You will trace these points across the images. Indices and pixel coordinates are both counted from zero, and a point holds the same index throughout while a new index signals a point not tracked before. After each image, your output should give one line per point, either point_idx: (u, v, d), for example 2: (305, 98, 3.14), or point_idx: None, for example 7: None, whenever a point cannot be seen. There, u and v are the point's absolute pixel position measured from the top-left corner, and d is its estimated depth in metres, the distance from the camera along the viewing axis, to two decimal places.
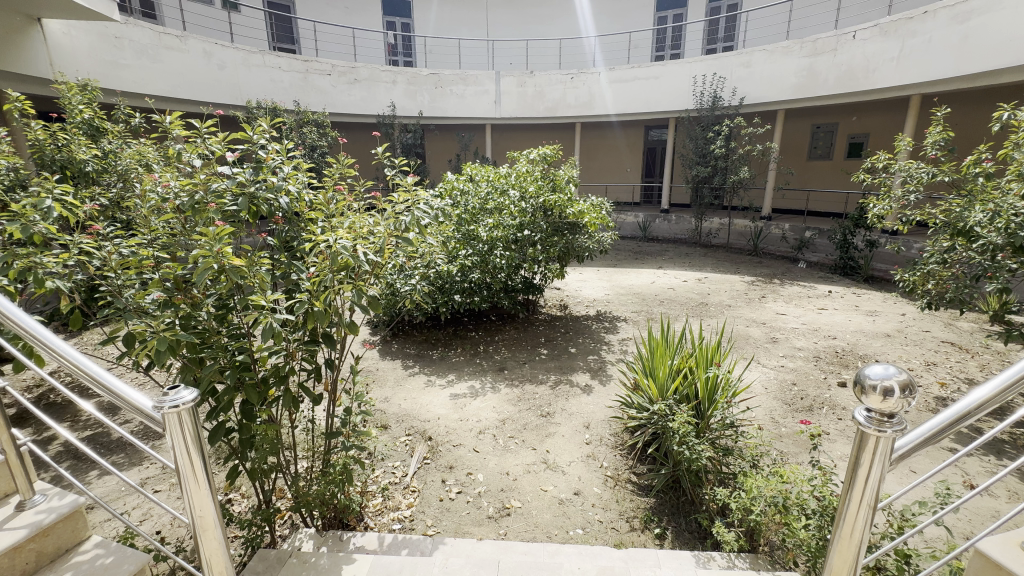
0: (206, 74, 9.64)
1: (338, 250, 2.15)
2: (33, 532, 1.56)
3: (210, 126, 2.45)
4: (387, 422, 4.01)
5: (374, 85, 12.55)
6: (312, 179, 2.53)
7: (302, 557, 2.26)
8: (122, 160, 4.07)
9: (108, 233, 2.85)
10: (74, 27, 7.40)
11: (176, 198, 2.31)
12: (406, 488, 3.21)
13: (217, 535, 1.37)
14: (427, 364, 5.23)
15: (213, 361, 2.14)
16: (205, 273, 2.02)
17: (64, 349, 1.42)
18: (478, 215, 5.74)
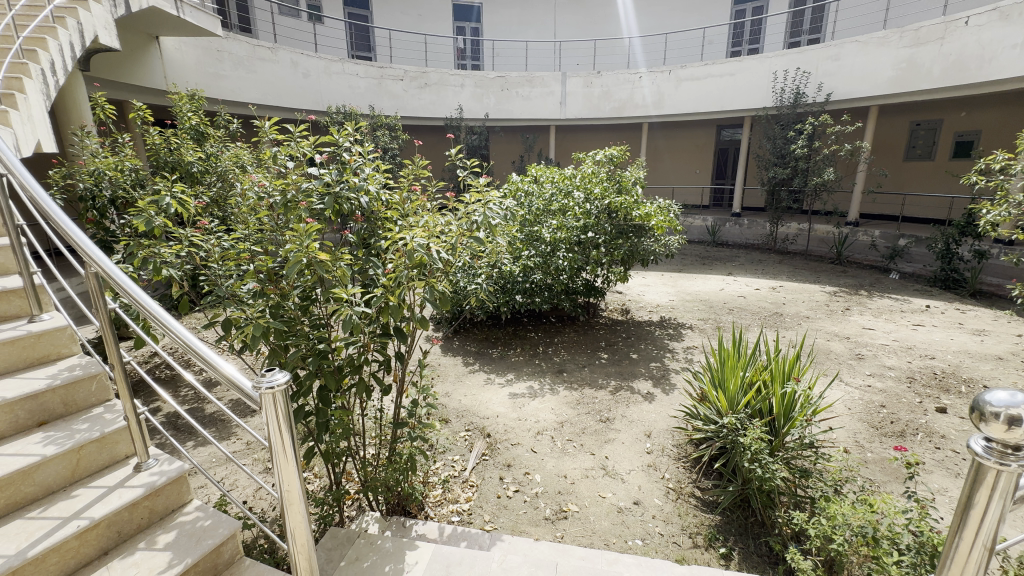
0: (293, 82, 10.41)
1: (414, 247, 2.25)
2: (147, 491, 1.76)
3: (302, 129, 2.64)
4: (447, 416, 4.12)
5: (443, 89, 12.93)
6: (390, 180, 2.66)
7: (369, 538, 2.38)
8: (222, 162, 4.48)
9: (212, 228, 3.17)
10: (185, 43, 8.27)
11: (270, 197, 2.51)
12: (466, 482, 3.28)
13: (300, 509, 1.47)
14: (487, 362, 5.32)
15: (296, 348, 2.30)
16: (295, 266, 2.19)
17: (176, 328, 1.58)
18: (542, 216, 5.77)
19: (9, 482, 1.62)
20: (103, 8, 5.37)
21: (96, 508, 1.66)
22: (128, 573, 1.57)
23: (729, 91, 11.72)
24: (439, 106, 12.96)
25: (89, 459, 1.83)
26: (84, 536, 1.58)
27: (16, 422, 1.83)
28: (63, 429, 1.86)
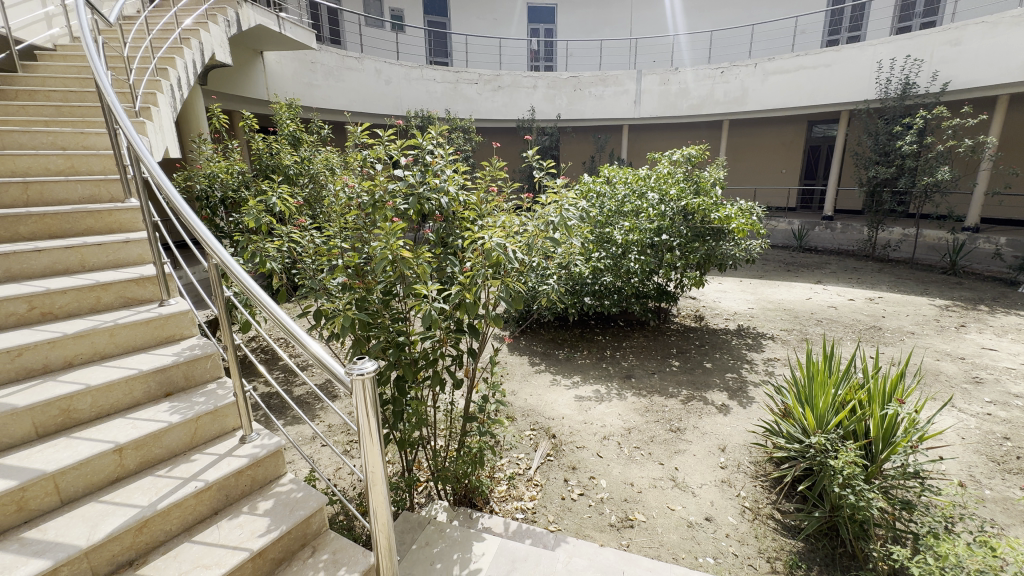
0: (376, 89, 11.04)
1: (491, 247, 2.30)
2: (251, 461, 1.96)
3: (390, 133, 2.80)
4: (513, 414, 4.18)
5: (515, 91, 13.08)
6: (469, 181, 2.75)
7: (439, 526, 2.48)
8: (315, 165, 4.86)
9: (307, 226, 3.45)
10: (284, 56, 9.08)
11: (359, 197, 2.69)
12: (530, 481, 3.31)
13: (382, 490, 1.55)
14: (553, 363, 5.32)
15: (378, 340, 2.44)
16: (381, 262, 2.34)
17: (277, 313, 1.75)
18: (613, 217, 5.67)
19: (143, 443, 1.87)
20: (219, 28, 6.03)
21: (209, 472, 1.88)
22: (234, 533, 1.76)
23: (823, 83, 10.80)
24: (512, 108, 13.13)
25: (205, 429, 2.07)
26: (200, 496, 1.80)
27: (149, 392, 2.11)
28: (185, 400, 2.13)
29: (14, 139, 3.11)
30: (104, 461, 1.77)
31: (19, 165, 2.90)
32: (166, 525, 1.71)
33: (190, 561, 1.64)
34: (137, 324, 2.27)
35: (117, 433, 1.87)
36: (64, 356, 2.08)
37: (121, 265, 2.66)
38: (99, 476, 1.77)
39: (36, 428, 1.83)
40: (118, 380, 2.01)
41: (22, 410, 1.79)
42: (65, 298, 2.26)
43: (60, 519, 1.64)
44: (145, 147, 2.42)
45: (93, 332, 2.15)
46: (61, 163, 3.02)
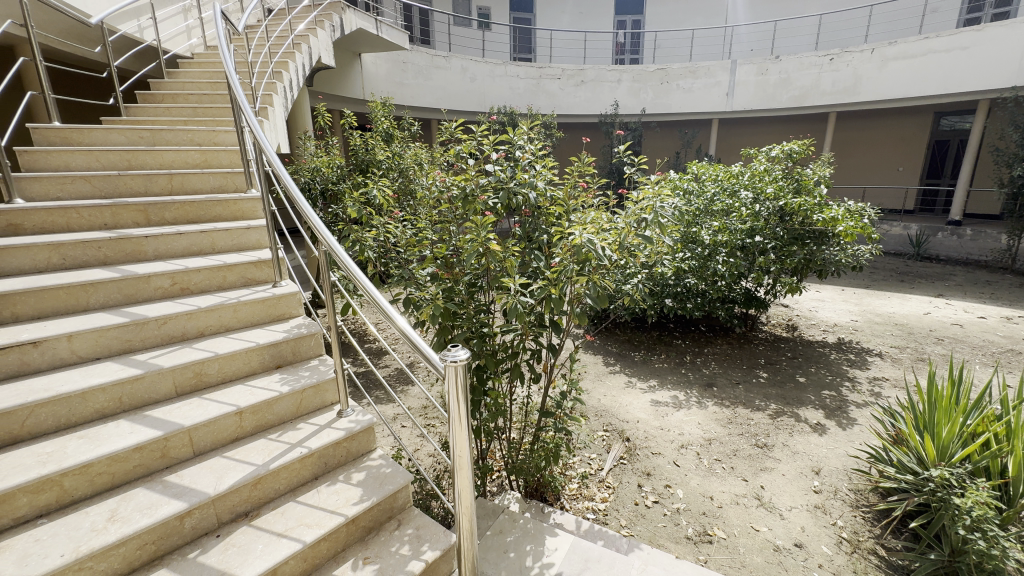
0: (461, 86, 11.37)
1: (582, 243, 2.28)
2: (347, 434, 2.12)
3: (482, 128, 2.87)
4: (586, 413, 4.13)
5: (599, 85, 12.82)
6: (557, 176, 2.74)
7: (512, 515, 2.52)
8: (405, 160, 5.11)
9: (399, 218, 3.64)
10: (379, 58, 9.67)
11: (450, 191, 2.78)
12: (602, 482, 3.25)
13: (467, 475, 1.60)
14: (628, 365, 5.19)
15: (463, 330, 2.51)
16: (472, 255, 2.40)
17: (379, 299, 1.86)
18: (701, 216, 5.39)
19: (259, 409, 2.10)
20: (326, 33, 6.52)
21: (311, 441, 2.05)
22: (332, 498, 1.92)
23: (957, 69, 9.49)
24: (594, 103, 12.90)
25: (309, 401, 2.27)
26: (303, 461, 1.98)
27: (263, 363, 2.35)
28: (293, 373, 2.35)
29: (162, 137, 3.58)
30: (228, 421, 2.01)
31: (165, 159, 3.35)
32: (276, 483, 1.90)
33: (295, 520, 1.81)
34: (255, 302, 2.54)
35: (238, 398, 2.11)
36: (197, 327, 2.38)
37: (243, 249, 2.98)
38: (223, 434, 2.01)
39: (175, 388, 2.11)
40: (240, 351, 2.26)
41: (166, 370, 2.07)
42: (198, 276, 2.58)
43: (193, 467, 1.88)
44: (268, 140, 2.67)
45: (220, 307, 2.43)
46: (197, 158, 3.44)
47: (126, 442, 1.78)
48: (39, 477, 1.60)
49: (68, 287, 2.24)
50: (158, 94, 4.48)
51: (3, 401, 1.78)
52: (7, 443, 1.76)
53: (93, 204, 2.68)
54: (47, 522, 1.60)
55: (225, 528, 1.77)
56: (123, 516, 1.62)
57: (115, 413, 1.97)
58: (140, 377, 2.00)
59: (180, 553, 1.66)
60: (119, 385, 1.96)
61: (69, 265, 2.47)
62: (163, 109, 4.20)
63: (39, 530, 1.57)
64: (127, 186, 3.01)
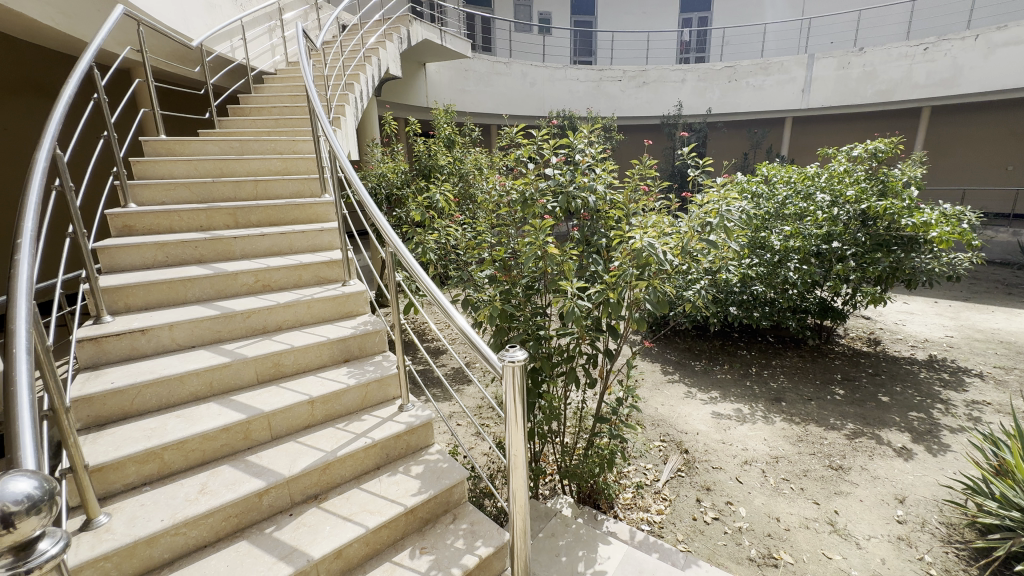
0: (521, 90, 11.49)
1: (643, 247, 2.23)
2: (407, 428, 2.21)
3: (543, 133, 2.89)
4: (642, 421, 4.03)
5: (662, 86, 12.48)
6: (618, 180, 2.70)
7: (564, 520, 2.51)
8: (466, 165, 5.24)
9: (460, 221, 3.75)
10: (443, 66, 10.04)
11: (510, 195, 2.82)
12: (658, 493, 3.16)
13: (522, 475, 1.60)
14: (688, 374, 5.00)
15: (519, 332, 2.54)
16: (531, 258, 2.43)
17: (441, 300, 1.92)
18: (771, 220, 5.10)
19: (328, 399, 2.24)
20: (394, 45, 6.85)
21: (375, 432, 2.17)
22: (392, 488, 2.01)
23: None
24: (657, 104, 12.57)
25: (373, 394, 2.39)
26: (367, 451, 2.09)
27: (332, 356, 2.51)
28: (359, 368, 2.48)
29: (249, 147, 3.92)
30: (301, 409, 2.16)
31: (251, 167, 3.66)
32: (342, 470, 2.02)
33: (358, 505, 1.91)
34: (327, 299, 2.71)
35: (310, 388, 2.26)
36: (277, 321, 2.58)
37: (317, 250, 3.19)
38: (297, 421, 2.16)
39: (257, 376, 2.30)
40: (312, 344, 2.43)
41: (250, 360, 2.26)
42: (278, 274, 2.80)
43: (271, 449, 2.05)
44: (341, 147, 2.84)
45: (296, 303, 2.62)
46: (279, 165, 3.74)
47: (216, 423, 1.97)
48: (144, 449, 1.81)
49: (170, 282, 2.52)
50: (246, 107, 4.90)
51: (118, 380, 2.03)
52: (120, 417, 2.01)
53: (191, 209, 2.99)
54: (150, 490, 1.81)
55: (297, 508, 1.90)
56: (212, 490, 1.79)
57: (206, 396, 2.19)
58: (227, 365, 2.21)
59: (259, 527, 1.81)
60: (210, 371, 2.17)
61: (170, 263, 2.77)
62: (250, 121, 4.59)
63: (143, 496, 1.77)
64: (219, 192, 3.33)
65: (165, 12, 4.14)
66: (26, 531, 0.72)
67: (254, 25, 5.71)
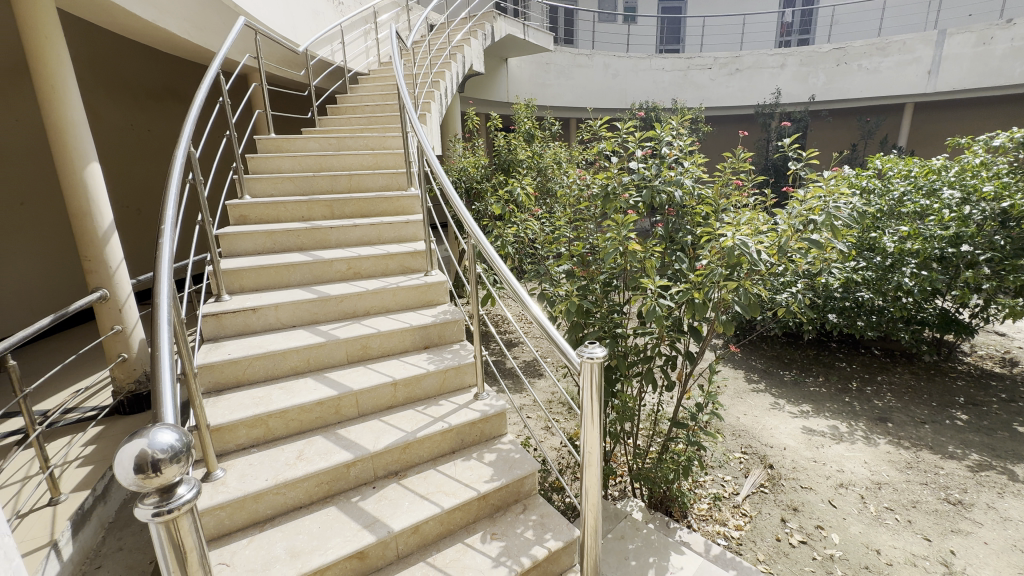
0: (602, 83, 11.25)
1: (734, 245, 2.10)
2: (481, 416, 2.27)
3: (629, 125, 2.80)
4: (722, 430, 3.80)
5: (757, 72, 11.56)
6: (708, 173, 2.55)
7: (636, 524, 2.45)
8: (545, 159, 5.22)
9: (539, 215, 3.77)
10: (525, 61, 10.14)
11: (592, 189, 2.77)
12: (737, 508, 2.98)
13: (595, 472, 1.58)
14: (775, 384, 4.63)
15: (595, 328, 2.50)
16: (611, 254, 2.38)
17: (519, 293, 1.93)
18: (883, 220, 4.57)
19: (409, 382, 2.36)
20: (478, 42, 7.00)
21: (452, 417, 2.25)
22: (466, 473, 2.08)
23: None
24: (751, 92, 11.66)
25: (451, 380, 2.48)
26: (444, 435, 2.18)
27: (414, 342, 2.63)
28: (438, 355, 2.59)
29: (345, 143, 4.21)
30: (385, 390, 2.30)
31: (347, 162, 3.93)
32: (420, 451, 2.13)
33: (434, 485, 2.00)
34: (410, 288, 2.85)
35: (394, 371, 2.40)
36: (365, 306, 2.76)
37: (402, 240, 3.36)
38: (381, 401, 2.31)
39: (347, 356, 2.48)
40: (397, 330, 2.57)
41: (341, 341, 2.45)
42: (368, 262, 2.99)
43: (357, 425, 2.20)
44: (429, 142, 2.95)
45: (383, 290, 2.78)
46: (370, 160, 3.97)
47: (312, 397, 2.16)
48: (253, 415, 2.03)
49: (277, 267, 2.78)
50: (343, 106, 5.26)
51: (233, 352, 2.29)
52: (234, 385, 2.27)
53: (295, 201, 3.28)
54: (257, 451, 2.02)
55: (379, 481, 2.04)
56: (308, 457, 1.97)
57: (304, 372, 2.40)
58: (323, 345, 2.41)
59: (346, 495, 1.96)
60: (307, 349, 2.38)
61: (277, 250, 3.06)
62: (346, 119, 4.92)
63: (251, 457, 1.99)
64: (318, 185, 3.61)
65: (277, 21, 4.55)
66: (169, 477, 0.84)
67: (352, 29, 6.10)
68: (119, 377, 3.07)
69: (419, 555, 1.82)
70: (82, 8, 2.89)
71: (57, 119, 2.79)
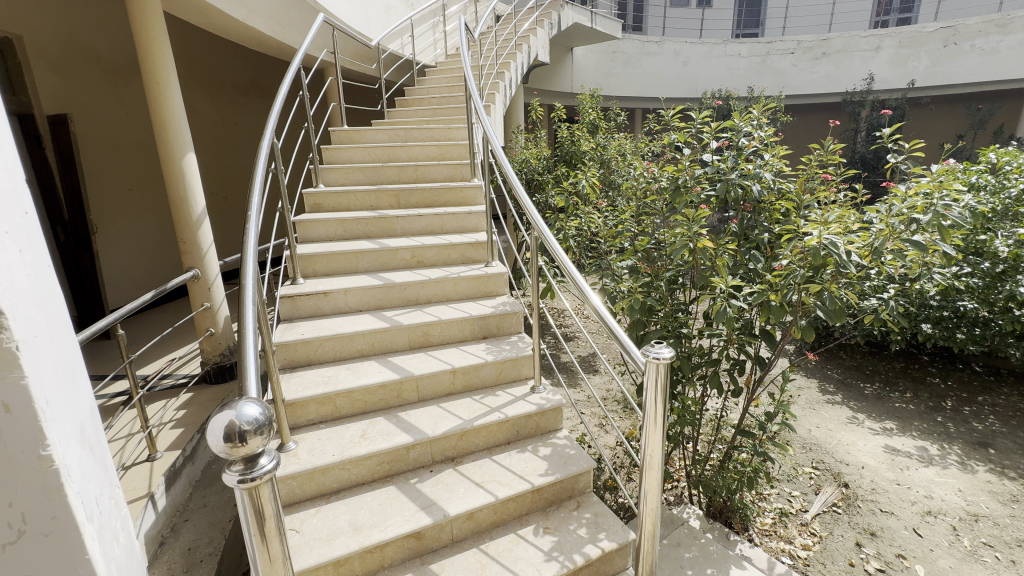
0: (672, 71, 10.79)
1: (819, 245, 1.94)
2: (538, 409, 2.26)
3: (703, 114, 2.64)
4: (791, 442, 3.56)
5: (848, 56, 10.61)
6: (791, 167, 2.36)
7: (694, 532, 2.35)
8: (610, 150, 5.09)
9: (602, 208, 3.67)
10: (590, 50, 9.98)
11: (661, 182, 2.65)
12: (805, 526, 2.78)
13: (656, 476, 1.52)
14: (854, 397, 4.26)
15: (659, 326, 2.41)
16: (680, 250, 2.28)
17: (581, 286, 1.88)
18: (995, 220, 4.05)
19: (468, 371, 2.40)
20: (545, 31, 6.93)
21: (508, 409, 2.26)
22: (521, 464, 2.09)
23: None
24: (840, 78, 10.71)
25: (508, 371, 2.49)
26: (500, 425, 2.19)
27: (473, 332, 2.67)
28: (497, 346, 2.61)
29: (412, 134, 4.32)
30: (444, 377, 2.35)
31: (414, 153, 4.03)
32: (477, 439, 2.16)
33: (490, 474, 2.03)
34: (471, 278, 2.89)
35: (453, 359, 2.45)
36: (427, 294, 2.83)
37: (464, 231, 3.40)
38: (439, 387, 2.36)
39: (409, 342, 2.56)
40: (457, 319, 2.61)
41: (404, 327, 2.53)
42: (430, 252, 3.06)
43: (417, 410, 2.27)
44: (494, 132, 2.94)
45: (444, 280, 2.84)
46: (436, 151, 4.05)
47: (376, 379, 2.25)
48: (323, 392, 2.14)
49: (346, 253, 2.91)
50: (411, 98, 5.40)
51: (306, 333, 2.43)
52: (306, 363, 2.41)
53: (365, 190, 3.42)
54: (325, 427, 2.14)
55: (437, 466, 2.09)
56: (370, 437, 2.05)
57: (368, 355, 2.50)
58: (387, 330, 2.49)
59: (405, 476, 2.03)
60: (372, 333, 2.47)
61: (347, 237, 3.20)
62: (413, 111, 5.05)
63: (320, 432, 2.11)
64: (386, 176, 3.74)
65: (352, 16, 4.73)
66: (253, 447, 0.90)
67: (421, 22, 6.23)
68: (207, 350, 3.36)
69: (473, 540, 1.86)
70: (183, 9, 3.14)
71: (161, 113, 3.07)
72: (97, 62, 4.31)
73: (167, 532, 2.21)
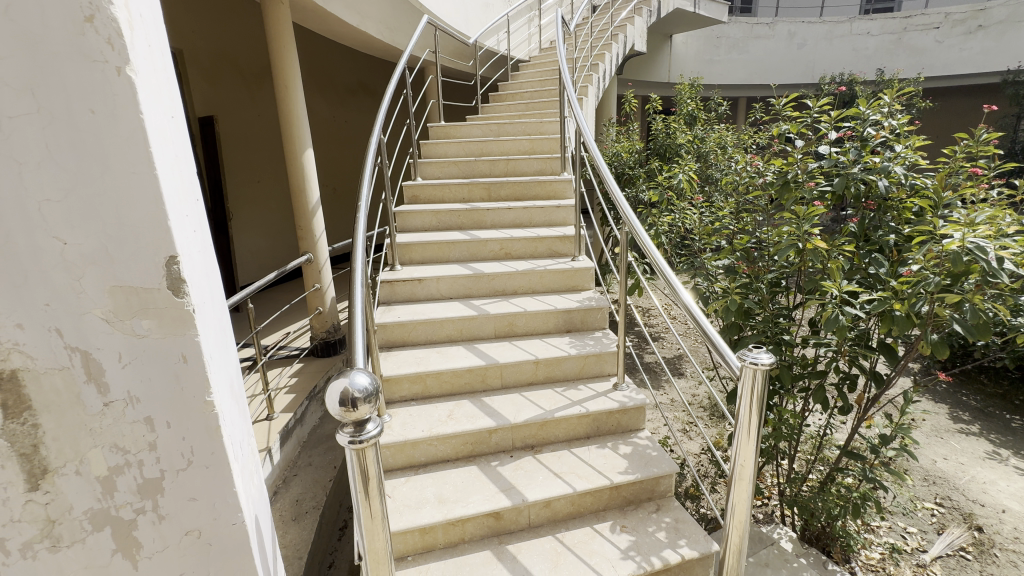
0: (784, 55, 9.88)
1: (961, 248, 1.69)
2: (620, 407, 2.23)
3: (822, 103, 2.40)
4: (910, 471, 3.16)
5: (1013, 27, 8.97)
6: (929, 160, 2.07)
7: (785, 553, 2.19)
8: (709, 142, 4.81)
9: (699, 205, 3.50)
10: (692, 36, 9.51)
11: (767, 177, 2.46)
12: (922, 568, 2.45)
13: (746, 488, 1.43)
14: (997, 430, 3.66)
15: (757, 331, 2.25)
16: (786, 250, 2.11)
17: (672, 283, 1.82)
18: None
19: (550, 363, 2.43)
20: (643, 19, 6.68)
21: (590, 403, 2.26)
22: (599, 460, 2.08)
23: None
24: (1000, 54, 9.10)
25: (591, 367, 2.48)
26: (580, 419, 2.20)
27: (557, 325, 2.69)
28: (581, 340, 2.61)
29: (505, 129, 4.42)
30: (527, 366, 2.40)
31: (505, 147, 4.12)
32: (557, 430, 2.19)
33: (568, 466, 2.05)
34: (557, 272, 2.91)
35: (536, 350, 2.49)
36: (514, 286, 2.90)
37: (552, 224, 3.43)
38: (521, 377, 2.42)
39: (495, 331, 2.65)
40: (542, 311, 2.65)
41: (491, 316, 2.62)
42: (518, 244, 3.13)
43: (500, 396, 2.35)
44: (587, 123, 2.89)
45: (530, 273, 2.89)
46: (527, 145, 4.10)
47: (463, 363, 2.37)
48: (416, 371, 2.30)
49: (440, 243, 3.08)
50: (504, 94, 5.51)
51: (402, 316, 2.61)
52: (400, 344, 2.59)
53: (459, 183, 3.57)
54: (416, 404, 2.30)
55: (517, 452, 2.16)
56: (456, 418, 2.17)
57: (457, 340, 2.63)
58: (474, 318, 2.61)
59: (486, 458, 2.12)
60: (461, 320, 2.60)
61: (441, 227, 3.37)
62: (507, 106, 5.16)
63: (411, 408, 2.28)
64: (479, 169, 3.86)
65: (454, 16, 4.93)
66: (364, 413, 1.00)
67: (517, 18, 6.32)
68: (316, 326, 3.75)
69: (550, 528, 1.89)
70: (309, 18, 3.49)
71: (288, 113, 3.45)
72: (237, 68, 4.93)
73: (280, 483, 2.53)
